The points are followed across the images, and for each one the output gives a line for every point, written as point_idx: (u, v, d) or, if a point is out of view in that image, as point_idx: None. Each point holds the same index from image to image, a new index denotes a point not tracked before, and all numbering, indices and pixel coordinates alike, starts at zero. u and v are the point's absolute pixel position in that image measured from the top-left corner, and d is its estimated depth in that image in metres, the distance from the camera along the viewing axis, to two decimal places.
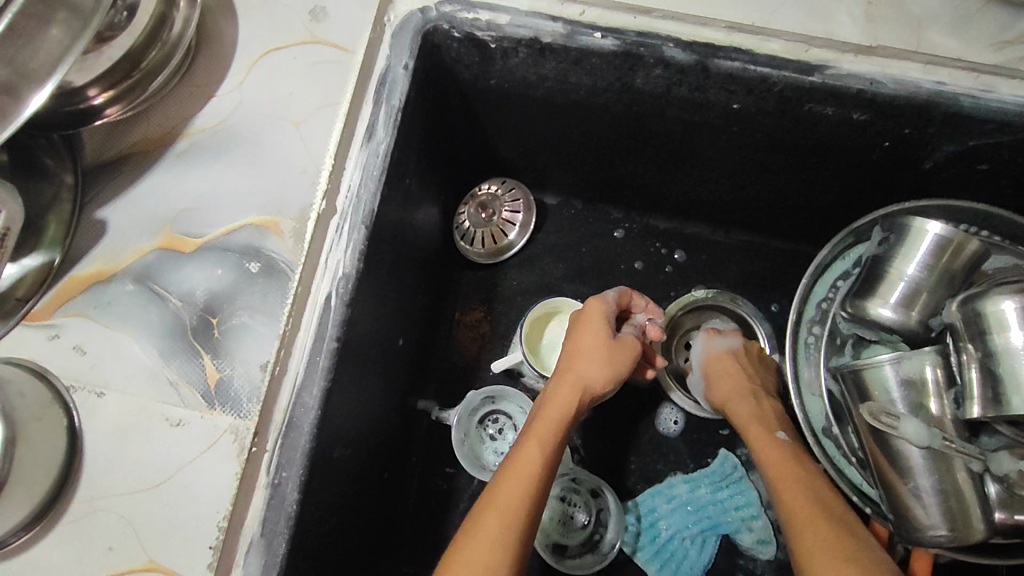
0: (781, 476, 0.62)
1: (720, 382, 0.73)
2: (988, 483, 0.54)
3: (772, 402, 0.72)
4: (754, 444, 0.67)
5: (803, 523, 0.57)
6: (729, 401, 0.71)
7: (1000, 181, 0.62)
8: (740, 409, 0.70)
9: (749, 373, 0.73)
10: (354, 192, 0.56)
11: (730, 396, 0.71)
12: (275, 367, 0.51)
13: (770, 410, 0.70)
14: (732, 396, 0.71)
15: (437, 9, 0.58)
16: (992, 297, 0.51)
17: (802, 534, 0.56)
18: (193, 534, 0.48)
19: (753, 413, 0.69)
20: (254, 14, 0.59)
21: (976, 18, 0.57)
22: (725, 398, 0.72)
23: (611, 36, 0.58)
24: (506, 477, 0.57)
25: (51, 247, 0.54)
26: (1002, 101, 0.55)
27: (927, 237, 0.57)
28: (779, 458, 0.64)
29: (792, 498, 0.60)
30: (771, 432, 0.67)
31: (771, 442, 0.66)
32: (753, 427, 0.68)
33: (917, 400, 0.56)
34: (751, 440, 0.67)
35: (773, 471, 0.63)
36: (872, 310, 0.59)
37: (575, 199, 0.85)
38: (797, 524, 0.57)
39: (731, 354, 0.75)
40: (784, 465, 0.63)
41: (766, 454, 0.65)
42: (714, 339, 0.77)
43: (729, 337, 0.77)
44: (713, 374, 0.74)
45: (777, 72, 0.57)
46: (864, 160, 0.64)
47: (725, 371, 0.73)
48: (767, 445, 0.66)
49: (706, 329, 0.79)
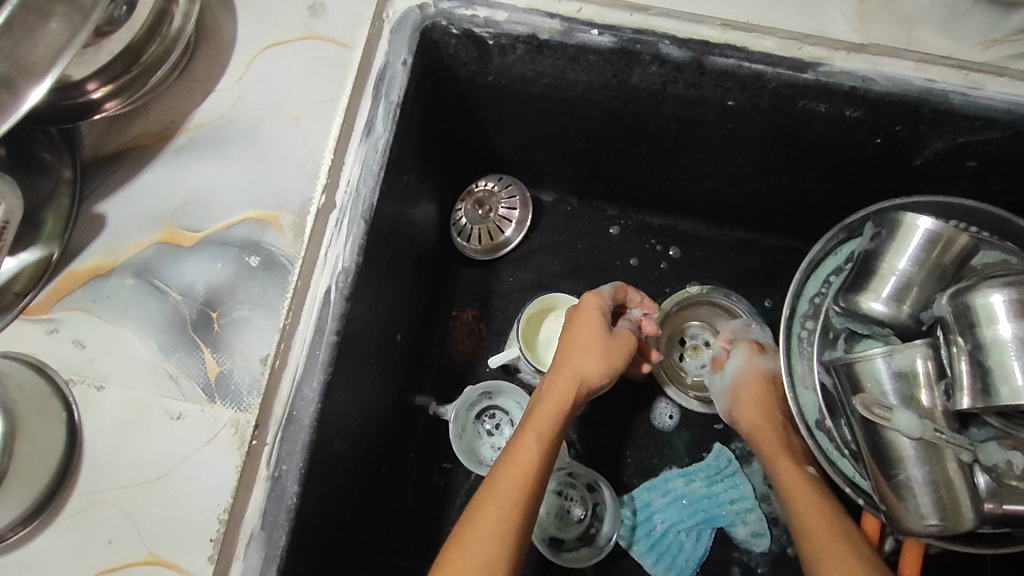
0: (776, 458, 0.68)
1: (748, 407, 0.73)
2: (978, 474, 0.55)
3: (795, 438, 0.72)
4: (779, 471, 0.67)
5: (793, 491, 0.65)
6: (759, 427, 0.71)
7: (989, 176, 0.63)
8: (769, 437, 0.70)
9: (779, 404, 0.74)
10: (353, 186, 0.56)
11: (758, 424, 0.72)
12: (275, 361, 0.52)
13: (796, 446, 0.71)
14: (761, 424, 0.72)
15: (435, 5, 0.59)
16: (981, 290, 0.53)
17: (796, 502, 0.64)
18: (194, 526, 0.48)
19: (781, 446, 0.70)
20: (253, 9, 0.60)
21: (965, 17, 0.58)
22: (752, 425, 0.72)
23: (608, 33, 0.58)
24: (504, 472, 0.57)
25: (49, 241, 0.54)
26: (990, 98, 0.57)
27: (916, 233, 0.59)
28: (808, 497, 0.64)
29: (787, 474, 0.67)
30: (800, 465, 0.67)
31: (798, 470, 0.67)
32: (781, 458, 0.68)
33: (908, 392, 0.57)
34: (778, 469, 0.68)
35: (796, 499, 0.64)
36: (864, 304, 0.60)
37: (571, 197, 0.86)
38: (806, 528, 0.61)
39: (768, 379, 0.75)
40: (812, 506, 0.62)
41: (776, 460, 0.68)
42: (757, 356, 0.76)
43: (771, 359, 0.77)
44: (744, 396, 0.74)
45: (771, 69, 0.57)
46: (856, 157, 0.65)
47: (758, 397, 0.74)
48: (793, 473, 0.66)
49: (750, 342, 0.78)
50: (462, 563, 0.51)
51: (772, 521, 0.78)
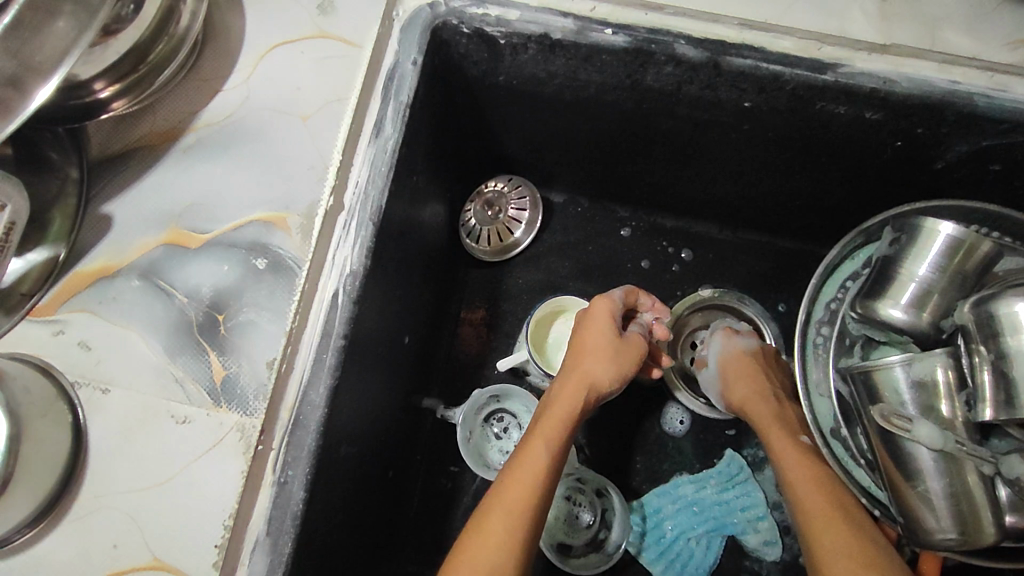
0: (771, 430, 0.67)
1: (738, 377, 0.72)
2: (999, 486, 0.54)
3: (791, 405, 0.70)
4: (771, 443, 0.66)
5: (790, 466, 0.63)
6: (748, 400, 0.70)
7: (1013, 181, 0.62)
8: (759, 409, 0.69)
9: (766, 375, 0.72)
10: (362, 187, 0.55)
11: (749, 397, 0.70)
12: (282, 365, 0.51)
13: (791, 413, 0.69)
14: (751, 397, 0.70)
15: (446, 4, 0.58)
16: (1005, 299, 0.52)
17: (793, 475, 0.62)
18: (199, 531, 0.48)
19: (773, 416, 0.68)
20: (261, 8, 0.59)
21: (991, 18, 0.56)
22: (744, 398, 0.71)
23: (622, 32, 0.57)
24: (511, 477, 0.56)
25: (56, 241, 0.53)
26: (1016, 100, 0.55)
27: (939, 238, 0.58)
28: (807, 478, 0.62)
29: (782, 447, 0.65)
30: (790, 433, 0.66)
31: (790, 441, 0.65)
32: (773, 429, 0.67)
33: (928, 401, 0.55)
34: (769, 440, 0.67)
35: (792, 473, 0.63)
36: (882, 310, 0.59)
37: (581, 198, 0.85)
38: (803, 502, 0.60)
39: (751, 355, 0.74)
40: (813, 489, 0.60)
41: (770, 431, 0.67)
42: (732, 337, 0.75)
43: (748, 338, 0.76)
44: (731, 375, 0.72)
45: (789, 70, 0.56)
46: (875, 159, 0.64)
47: (743, 370, 0.72)
48: (785, 446, 0.65)
49: (724, 327, 0.77)
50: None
51: (784, 529, 0.76)
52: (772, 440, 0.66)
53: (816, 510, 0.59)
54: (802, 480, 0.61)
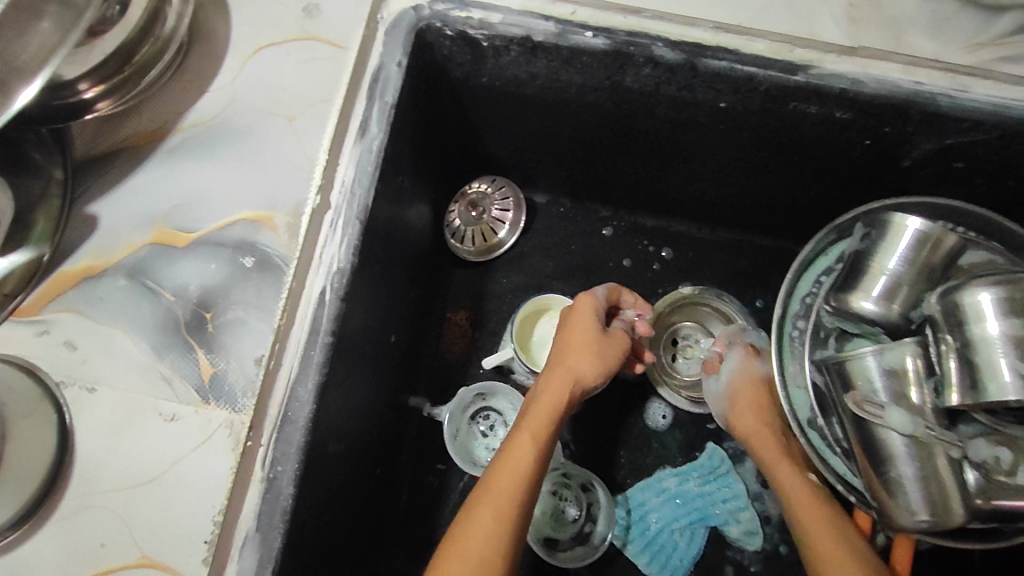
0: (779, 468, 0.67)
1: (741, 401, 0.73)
2: (968, 470, 0.56)
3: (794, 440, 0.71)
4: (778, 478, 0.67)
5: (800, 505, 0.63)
6: (755, 432, 0.70)
7: (976, 178, 0.65)
8: (765, 442, 0.69)
9: (773, 407, 0.73)
10: (348, 187, 0.56)
11: (755, 429, 0.70)
12: (270, 361, 0.51)
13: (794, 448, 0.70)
14: (757, 430, 0.70)
15: (430, 7, 0.59)
16: (969, 288, 0.54)
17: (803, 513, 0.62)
18: (188, 529, 0.48)
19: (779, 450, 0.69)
20: (246, 10, 0.59)
21: (952, 21, 0.59)
22: (749, 430, 0.71)
23: (602, 35, 0.59)
24: (498, 473, 0.57)
25: (40, 242, 0.53)
26: (976, 100, 0.58)
27: (906, 233, 0.60)
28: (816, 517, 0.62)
29: (791, 484, 0.65)
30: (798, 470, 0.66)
31: (797, 478, 0.66)
32: (779, 464, 0.67)
33: (899, 389, 0.58)
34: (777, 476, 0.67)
35: (802, 512, 0.62)
36: (855, 302, 0.61)
37: (564, 198, 0.86)
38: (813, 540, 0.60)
39: (763, 383, 0.74)
40: (824, 529, 0.60)
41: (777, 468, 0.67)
42: (754, 360, 0.75)
43: (764, 363, 0.76)
44: (740, 401, 0.73)
45: (762, 71, 0.58)
46: (846, 158, 0.66)
47: (754, 400, 0.72)
48: (794, 482, 0.65)
49: (747, 346, 0.77)
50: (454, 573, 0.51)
51: (765, 519, 0.78)
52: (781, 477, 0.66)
53: (827, 549, 0.59)
54: (812, 519, 0.61)
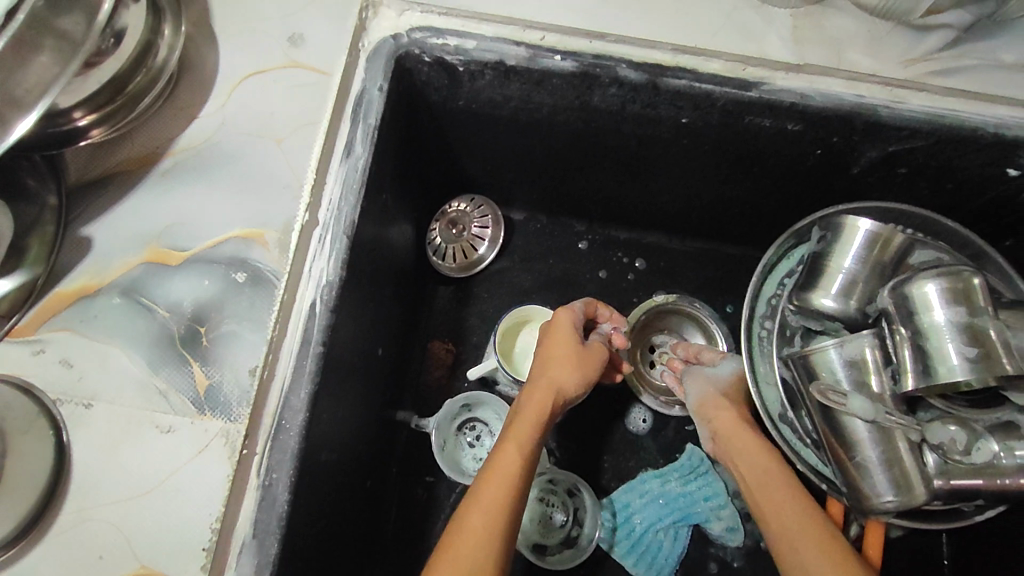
0: (737, 438, 0.69)
1: (782, 518, 0.61)
2: (926, 453, 0.60)
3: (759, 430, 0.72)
4: (738, 450, 0.69)
5: (755, 467, 0.66)
6: (729, 428, 0.70)
7: (918, 181, 0.71)
8: (733, 429, 0.70)
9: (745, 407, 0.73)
10: (335, 206, 0.57)
11: (729, 424, 0.70)
12: (264, 371, 0.53)
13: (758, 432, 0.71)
14: (732, 427, 0.70)
15: (408, 35, 0.62)
16: (917, 280, 0.59)
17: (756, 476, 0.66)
18: (186, 536, 0.49)
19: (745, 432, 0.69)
20: (234, 40, 0.63)
21: (887, 39, 0.65)
22: (724, 426, 0.71)
23: (570, 58, 0.63)
24: (488, 483, 0.59)
25: (35, 265, 0.55)
26: (911, 110, 0.64)
27: (859, 233, 0.65)
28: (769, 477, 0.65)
29: (749, 452, 0.68)
30: (753, 436, 0.69)
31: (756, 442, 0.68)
32: (739, 439, 0.69)
33: (860, 378, 0.61)
34: (737, 447, 0.69)
35: (758, 474, 0.66)
36: (816, 300, 0.66)
37: (540, 214, 0.90)
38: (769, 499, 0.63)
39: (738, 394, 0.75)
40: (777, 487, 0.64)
41: (736, 438, 0.69)
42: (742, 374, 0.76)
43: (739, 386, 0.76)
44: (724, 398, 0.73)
45: (719, 89, 0.63)
46: (800, 167, 0.71)
47: (732, 400, 0.73)
48: (751, 447, 0.68)
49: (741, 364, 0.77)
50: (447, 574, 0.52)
51: (745, 516, 0.80)
52: (736, 449, 0.69)
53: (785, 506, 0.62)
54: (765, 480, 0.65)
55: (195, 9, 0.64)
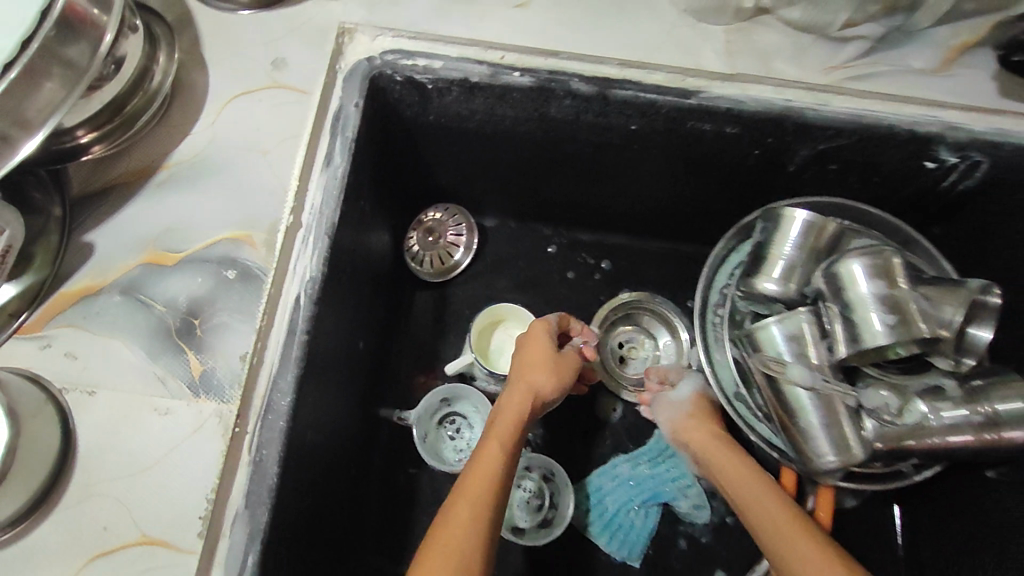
0: (711, 449, 0.75)
1: (760, 510, 0.65)
2: (865, 419, 0.66)
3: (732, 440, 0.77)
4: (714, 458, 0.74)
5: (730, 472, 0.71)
6: (702, 440, 0.76)
7: (848, 176, 0.78)
8: (706, 441, 0.76)
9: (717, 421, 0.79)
10: (317, 209, 0.64)
11: (701, 438, 0.77)
12: (254, 357, 0.58)
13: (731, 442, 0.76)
14: (705, 440, 0.76)
15: (381, 58, 0.70)
16: (843, 259, 0.67)
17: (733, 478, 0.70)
18: (183, 507, 0.53)
19: (717, 443, 0.75)
20: (222, 65, 0.69)
21: (809, 50, 0.73)
22: (697, 440, 0.77)
23: (527, 74, 0.70)
24: (472, 476, 0.63)
25: (41, 268, 0.60)
26: (835, 112, 0.71)
27: (795, 223, 0.71)
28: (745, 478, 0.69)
29: (723, 459, 0.73)
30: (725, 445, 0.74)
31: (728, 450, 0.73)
32: (713, 448, 0.75)
33: (799, 349, 0.68)
34: (713, 456, 0.74)
35: (735, 475, 0.70)
36: (760, 284, 0.72)
37: (511, 221, 0.97)
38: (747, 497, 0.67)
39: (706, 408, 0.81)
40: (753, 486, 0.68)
41: (710, 450, 0.75)
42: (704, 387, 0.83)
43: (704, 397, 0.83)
44: (692, 416, 0.79)
45: (661, 97, 0.71)
46: (742, 166, 0.78)
47: (701, 417, 0.79)
48: (724, 455, 0.73)
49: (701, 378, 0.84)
50: (440, 553, 0.56)
51: (711, 494, 0.85)
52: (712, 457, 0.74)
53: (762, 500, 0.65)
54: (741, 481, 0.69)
55: (186, 38, 0.70)
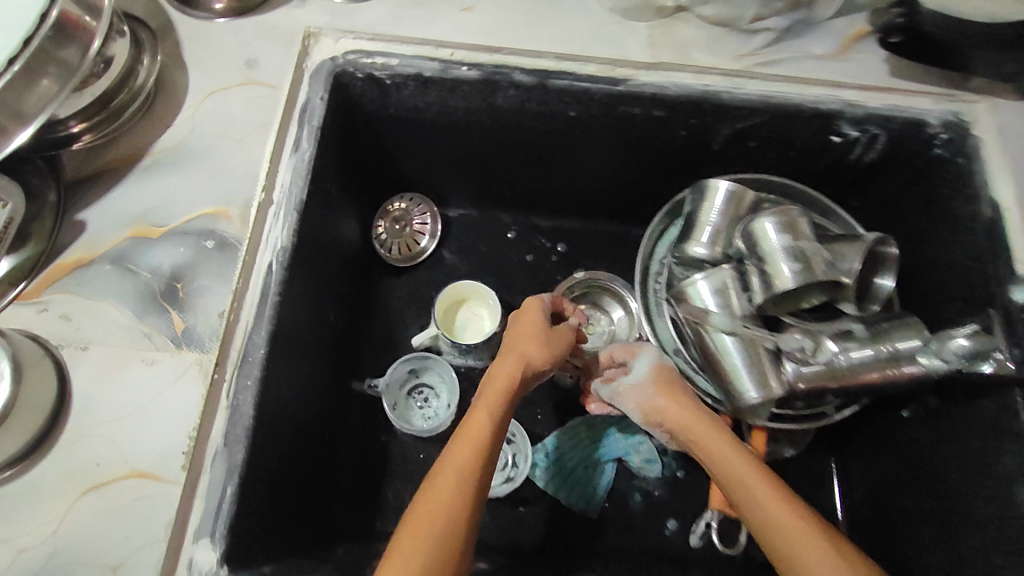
0: (680, 413, 0.74)
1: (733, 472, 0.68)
2: (785, 362, 0.73)
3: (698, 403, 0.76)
4: (683, 420, 0.74)
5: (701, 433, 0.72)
6: (672, 410, 0.75)
7: (767, 153, 0.87)
8: (677, 408, 0.75)
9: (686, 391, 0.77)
10: (287, 188, 0.72)
11: (671, 408, 0.75)
12: (230, 315, 0.65)
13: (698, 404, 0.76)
14: (676, 411, 0.75)
15: (343, 58, 0.79)
16: (758, 218, 0.74)
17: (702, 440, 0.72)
18: (168, 443, 0.60)
19: (687, 408, 0.74)
20: (200, 66, 0.78)
21: (723, 41, 0.83)
22: (666, 412, 0.76)
23: (474, 69, 0.80)
24: (457, 446, 0.65)
25: (38, 244, 0.67)
26: (747, 94, 0.80)
27: (720, 192, 0.79)
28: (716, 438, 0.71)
29: (692, 422, 0.73)
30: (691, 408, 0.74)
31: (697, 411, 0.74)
32: (683, 413, 0.74)
33: (723, 301, 0.76)
34: (682, 418, 0.74)
35: (706, 438, 0.72)
36: (691, 251, 0.81)
37: (472, 209, 1.05)
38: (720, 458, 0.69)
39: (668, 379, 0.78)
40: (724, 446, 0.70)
41: (679, 414, 0.74)
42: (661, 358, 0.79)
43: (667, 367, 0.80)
44: (657, 393, 0.77)
45: (593, 85, 0.80)
46: (673, 147, 0.87)
47: (666, 393, 0.76)
48: (693, 417, 0.74)
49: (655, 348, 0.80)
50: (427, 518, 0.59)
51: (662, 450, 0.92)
52: (680, 419, 0.74)
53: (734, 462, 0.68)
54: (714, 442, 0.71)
55: (168, 44, 0.79)
